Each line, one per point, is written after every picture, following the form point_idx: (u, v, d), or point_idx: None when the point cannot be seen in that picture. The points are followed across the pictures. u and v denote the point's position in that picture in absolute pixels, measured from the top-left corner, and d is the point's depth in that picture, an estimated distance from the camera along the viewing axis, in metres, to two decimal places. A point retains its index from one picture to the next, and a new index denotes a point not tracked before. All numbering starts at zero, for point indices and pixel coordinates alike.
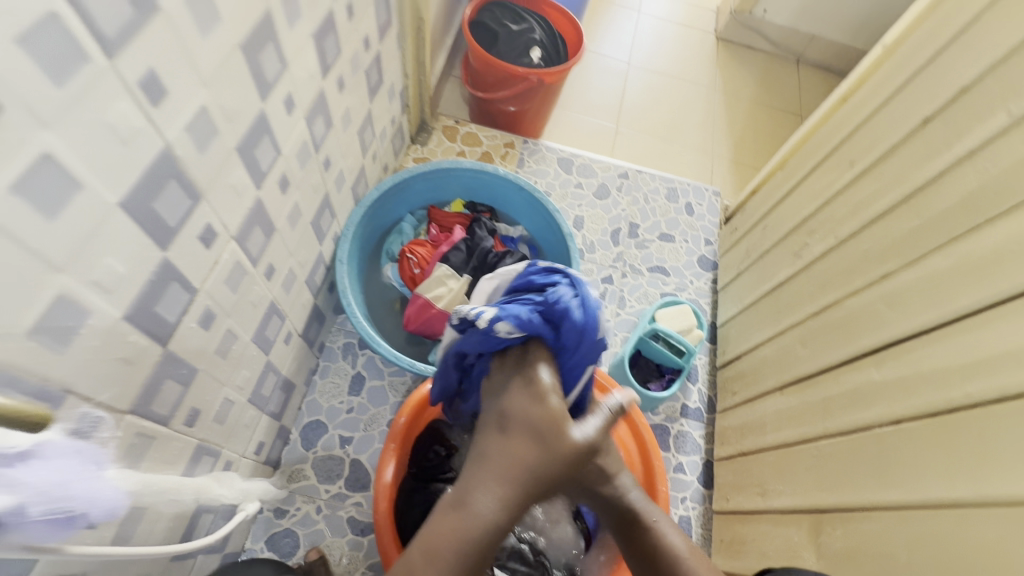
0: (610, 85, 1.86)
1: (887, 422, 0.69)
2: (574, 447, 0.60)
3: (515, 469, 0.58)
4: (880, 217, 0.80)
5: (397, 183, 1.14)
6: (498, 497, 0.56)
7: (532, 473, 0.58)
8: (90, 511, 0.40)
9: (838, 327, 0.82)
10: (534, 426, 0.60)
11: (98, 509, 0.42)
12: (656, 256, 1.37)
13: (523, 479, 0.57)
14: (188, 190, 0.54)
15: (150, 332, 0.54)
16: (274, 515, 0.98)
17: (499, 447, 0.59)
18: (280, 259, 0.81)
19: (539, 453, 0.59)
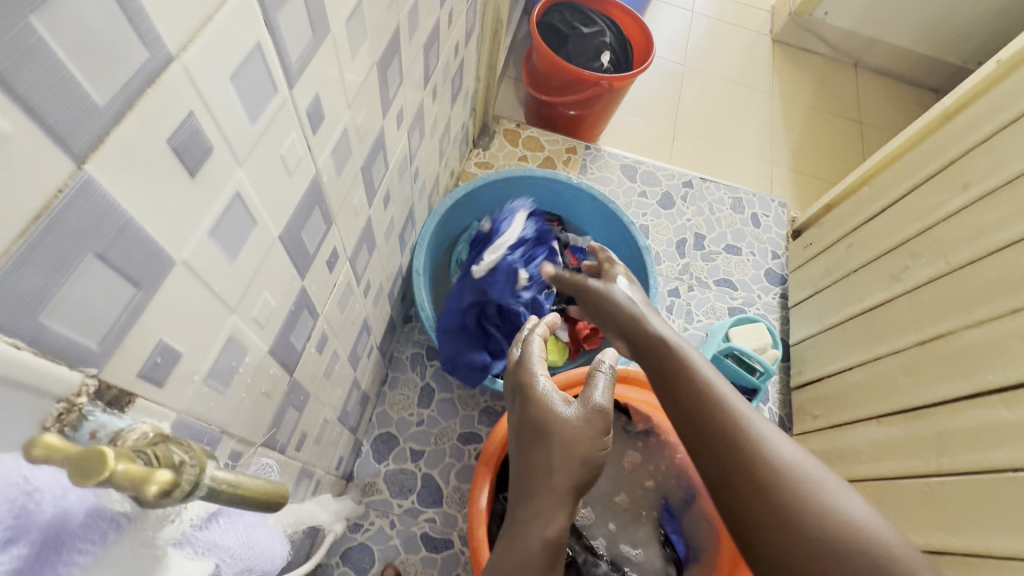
0: (665, 87, 1.81)
1: (1021, 466, 0.66)
2: (583, 418, 0.60)
3: (550, 482, 0.57)
4: (1008, 246, 0.76)
5: (471, 191, 1.11)
6: (539, 520, 0.55)
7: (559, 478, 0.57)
8: (264, 566, 0.38)
9: (954, 359, 0.79)
10: (536, 424, 0.61)
11: (268, 562, 0.39)
12: (723, 269, 1.34)
13: (559, 488, 0.56)
14: (325, 215, 0.52)
15: (284, 362, 0.52)
16: (349, 529, 0.96)
17: (520, 467, 0.59)
18: (375, 275, 0.79)
19: (556, 449, 0.58)
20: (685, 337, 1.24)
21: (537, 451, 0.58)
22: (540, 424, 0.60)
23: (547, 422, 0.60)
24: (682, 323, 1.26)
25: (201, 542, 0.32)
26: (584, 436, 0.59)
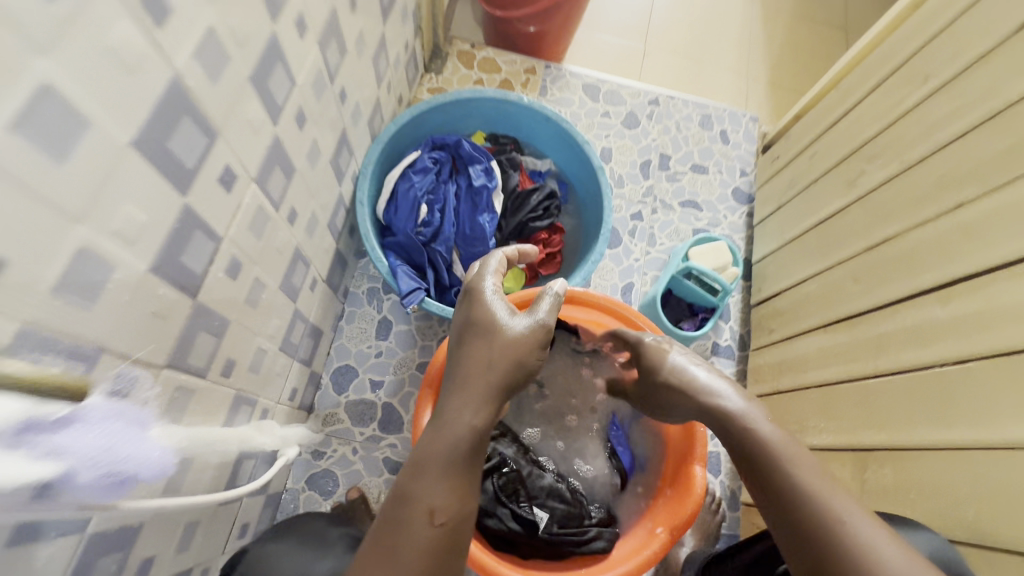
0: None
1: (949, 361, 0.65)
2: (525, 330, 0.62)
3: (487, 380, 0.59)
4: (958, 138, 0.72)
5: (416, 117, 1.05)
6: (467, 409, 0.58)
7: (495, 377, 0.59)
8: (139, 472, 0.44)
9: (899, 261, 0.77)
10: (479, 323, 0.62)
11: (146, 469, 0.45)
12: (688, 190, 1.30)
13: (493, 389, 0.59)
14: (202, 126, 0.48)
15: (178, 284, 0.51)
16: (312, 457, 1.00)
17: (454, 361, 0.62)
18: (302, 203, 0.76)
19: (494, 351, 0.60)
20: (647, 261, 1.23)
21: (475, 352, 0.60)
22: (483, 331, 0.61)
23: (491, 328, 0.62)
24: (644, 247, 1.24)
25: (46, 444, 0.36)
26: (521, 343, 0.61)
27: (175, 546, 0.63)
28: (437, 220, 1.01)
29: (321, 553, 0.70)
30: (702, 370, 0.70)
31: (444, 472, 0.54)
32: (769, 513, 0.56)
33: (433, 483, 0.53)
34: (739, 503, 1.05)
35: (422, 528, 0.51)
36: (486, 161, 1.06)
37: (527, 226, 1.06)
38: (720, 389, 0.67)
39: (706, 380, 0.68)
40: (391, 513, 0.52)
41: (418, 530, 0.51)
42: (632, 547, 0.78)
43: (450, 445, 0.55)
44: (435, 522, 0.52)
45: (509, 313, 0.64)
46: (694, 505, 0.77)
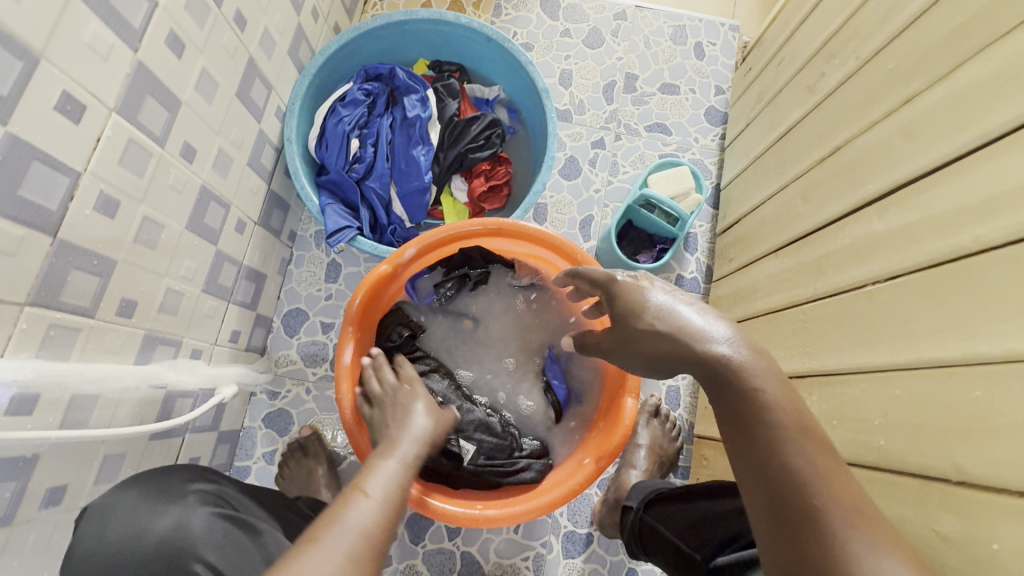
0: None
1: (881, 279, 0.59)
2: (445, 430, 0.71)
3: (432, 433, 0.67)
4: (916, 21, 0.62)
5: (346, 46, 0.98)
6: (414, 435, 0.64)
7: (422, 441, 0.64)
8: None
9: (847, 171, 0.69)
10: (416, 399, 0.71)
11: None
12: (656, 113, 1.19)
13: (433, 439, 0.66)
14: (12, 48, 0.46)
15: (23, 219, 0.50)
16: (267, 397, 1.03)
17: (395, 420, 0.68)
18: (201, 139, 0.74)
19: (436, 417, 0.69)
20: (608, 193, 1.15)
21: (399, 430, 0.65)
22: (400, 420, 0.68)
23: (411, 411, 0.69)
24: (606, 177, 1.16)
25: None
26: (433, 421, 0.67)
27: (94, 476, 0.66)
28: (370, 154, 0.98)
29: (165, 504, 0.56)
30: (695, 312, 0.54)
31: (401, 478, 0.57)
32: (756, 497, 0.45)
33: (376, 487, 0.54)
34: (694, 436, 1.02)
35: (364, 514, 0.50)
36: (422, 90, 1.01)
37: (467, 157, 1.01)
38: (717, 337, 0.52)
39: (699, 327, 0.53)
40: (334, 509, 0.50)
41: (360, 519, 0.49)
42: (557, 478, 0.77)
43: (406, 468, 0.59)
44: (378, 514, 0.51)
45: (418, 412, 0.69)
46: (622, 436, 0.75)
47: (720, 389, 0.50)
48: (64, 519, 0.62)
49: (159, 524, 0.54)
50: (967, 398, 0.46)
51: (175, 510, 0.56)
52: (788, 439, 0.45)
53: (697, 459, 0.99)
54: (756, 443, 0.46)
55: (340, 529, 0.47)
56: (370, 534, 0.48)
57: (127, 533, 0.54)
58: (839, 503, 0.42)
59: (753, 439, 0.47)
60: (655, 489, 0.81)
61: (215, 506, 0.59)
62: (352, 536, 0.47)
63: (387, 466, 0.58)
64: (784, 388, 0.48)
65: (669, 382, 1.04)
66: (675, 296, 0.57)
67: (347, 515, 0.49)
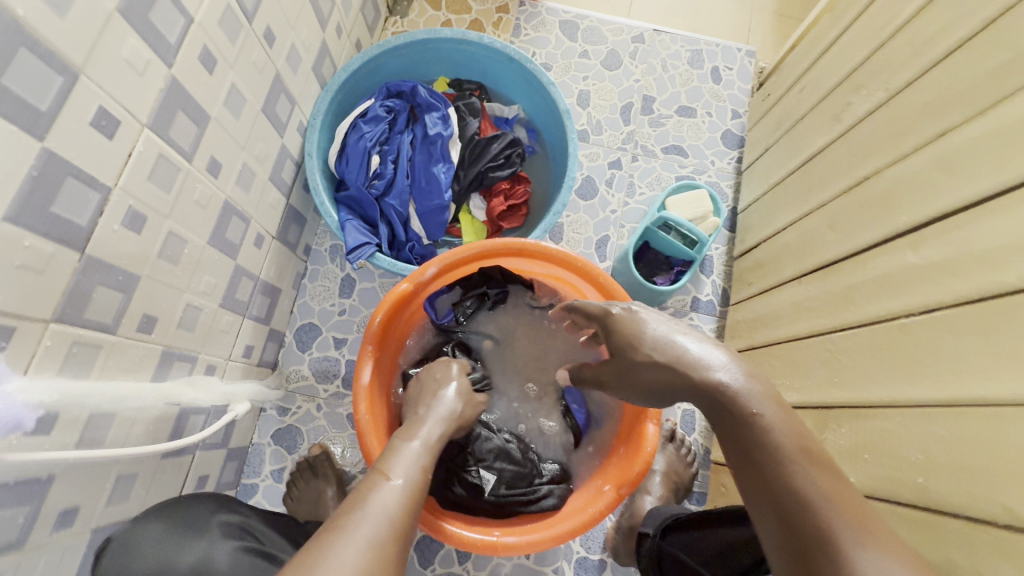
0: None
1: (916, 312, 0.58)
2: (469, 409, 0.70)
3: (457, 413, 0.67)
4: (946, 57, 0.63)
5: (369, 63, 0.98)
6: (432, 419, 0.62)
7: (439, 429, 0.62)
8: None
9: (877, 202, 0.69)
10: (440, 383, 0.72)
11: None
12: (673, 135, 1.20)
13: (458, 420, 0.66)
14: (52, 63, 0.45)
15: (53, 235, 0.49)
16: (277, 413, 1.01)
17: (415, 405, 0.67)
18: (227, 153, 0.73)
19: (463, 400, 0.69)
20: (625, 213, 1.15)
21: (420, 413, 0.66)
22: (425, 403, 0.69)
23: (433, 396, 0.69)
24: (622, 198, 1.16)
25: None
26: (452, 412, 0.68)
27: (107, 497, 0.64)
28: (390, 171, 0.98)
29: (192, 537, 0.57)
30: (693, 341, 0.53)
31: (424, 461, 0.54)
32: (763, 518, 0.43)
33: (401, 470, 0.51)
34: (710, 462, 1.01)
35: (391, 497, 0.47)
36: (444, 108, 1.01)
37: (487, 176, 1.01)
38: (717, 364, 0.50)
39: (697, 354, 0.51)
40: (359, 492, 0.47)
41: (388, 504, 0.47)
42: (577, 505, 0.75)
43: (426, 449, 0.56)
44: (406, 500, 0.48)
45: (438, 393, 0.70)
46: (644, 464, 0.73)
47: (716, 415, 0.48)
48: (73, 542, 0.60)
49: (184, 559, 0.55)
50: (1015, 439, 0.45)
51: (200, 544, 0.57)
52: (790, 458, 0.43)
53: (714, 486, 0.98)
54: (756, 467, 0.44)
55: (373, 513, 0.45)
56: (397, 517, 0.46)
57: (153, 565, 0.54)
58: (845, 520, 0.39)
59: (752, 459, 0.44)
60: (671, 514, 0.79)
61: (237, 539, 0.60)
62: (381, 519, 0.45)
63: (407, 450, 0.55)
64: (779, 404, 0.47)
65: (685, 406, 1.03)
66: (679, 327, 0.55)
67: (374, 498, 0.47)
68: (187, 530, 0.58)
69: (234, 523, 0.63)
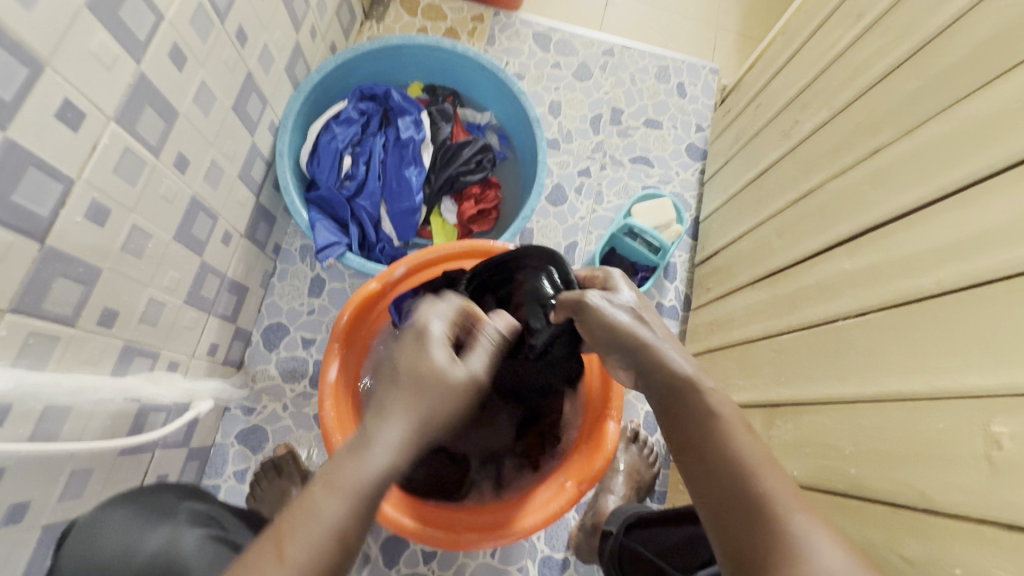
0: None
1: (850, 314, 0.63)
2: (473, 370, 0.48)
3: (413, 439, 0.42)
4: (879, 81, 0.69)
5: (342, 66, 0.99)
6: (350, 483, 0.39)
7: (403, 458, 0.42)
8: None
9: (817, 212, 0.74)
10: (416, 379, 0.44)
11: None
12: (640, 146, 1.24)
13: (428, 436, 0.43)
14: (18, 54, 0.46)
15: (14, 225, 0.49)
16: (242, 412, 1.00)
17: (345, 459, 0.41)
18: (195, 149, 0.73)
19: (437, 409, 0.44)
20: (593, 220, 1.18)
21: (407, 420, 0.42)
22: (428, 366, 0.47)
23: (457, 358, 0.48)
24: (590, 205, 1.19)
25: None
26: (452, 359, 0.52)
27: (60, 493, 0.63)
28: (362, 172, 0.99)
29: (156, 521, 0.57)
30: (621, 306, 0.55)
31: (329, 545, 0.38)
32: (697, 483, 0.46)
33: (303, 545, 0.37)
34: (670, 461, 1.04)
35: None
36: (417, 112, 1.03)
37: (458, 180, 1.03)
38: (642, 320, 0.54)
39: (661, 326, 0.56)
40: (279, 545, 0.37)
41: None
42: (539, 501, 0.77)
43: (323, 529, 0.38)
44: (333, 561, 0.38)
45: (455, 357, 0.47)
46: (603, 462, 0.77)
47: (673, 401, 0.48)
48: (23, 539, 0.59)
49: (149, 541, 0.55)
50: (929, 431, 0.50)
51: (166, 528, 0.57)
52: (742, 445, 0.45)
53: (674, 484, 1.01)
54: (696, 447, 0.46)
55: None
56: None
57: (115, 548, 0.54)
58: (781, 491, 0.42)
59: (693, 443, 0.46)
60: (635, 514, 0.81)
61: (204, 526, 0.59)
62: None
63: (326, 507, 0.38)
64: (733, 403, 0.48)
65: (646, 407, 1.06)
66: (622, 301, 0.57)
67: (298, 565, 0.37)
68: (153, 514, 0.58)
69: (201, 511, 0.62)
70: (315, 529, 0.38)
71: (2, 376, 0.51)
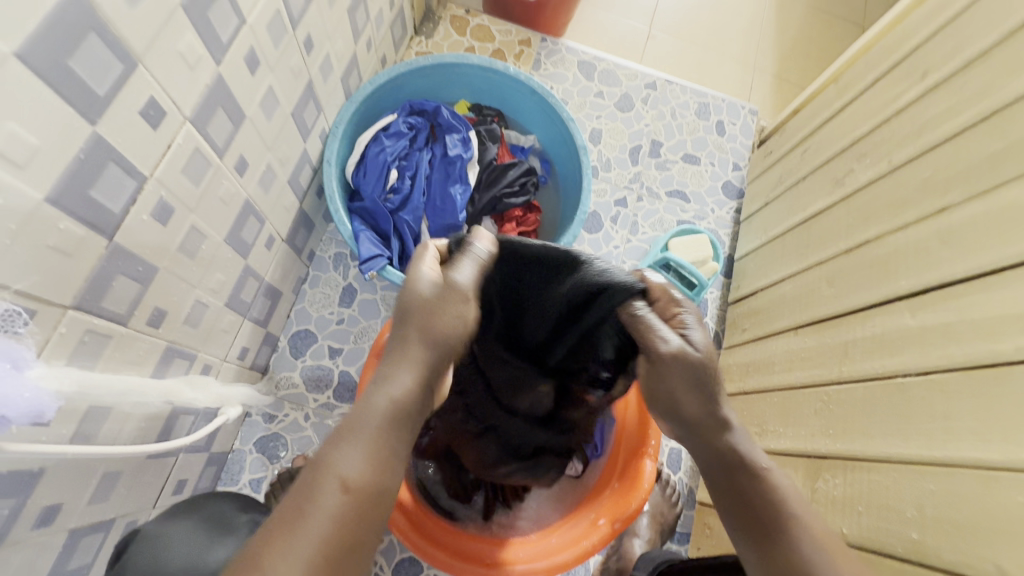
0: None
1: (913, 372, 0.62)
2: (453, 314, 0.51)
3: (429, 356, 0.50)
4: (946, 140, 0.70)
5: (395, 79, 1.00)
6: (341, 447, 0.45)
7: (407, 395, 0.48)
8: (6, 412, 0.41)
9: (875, 265, 0.74)
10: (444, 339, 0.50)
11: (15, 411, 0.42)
12: (677, 180, 1.25)
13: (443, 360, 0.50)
14: (117, 50, 0.45)
15: (87, 220, 0.48)
16: (263, 419, 0.98)
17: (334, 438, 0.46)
18: (255, 153, 0.73)
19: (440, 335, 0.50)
20: (627, 250, 1.18)
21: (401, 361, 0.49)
22: (455, 320, 0.51)
23: (447, 280, 0.53)
24: (625, 235, 1.19)
25: None
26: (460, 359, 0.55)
27: (88, 496, 0.61)
28: (407, 187, 0.99)
29: (214, 539, 0.62)
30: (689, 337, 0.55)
31: (324, 482, 0.43)
32: (742, 546, 0.51)
33: (307, 499, 0.42)
34: (696, 502, 1.01)
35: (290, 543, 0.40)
36: (465, 131, 1.04)
37: (501, 202, 1.03)
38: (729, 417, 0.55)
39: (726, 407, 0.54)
40: (293, 503, 0.42)
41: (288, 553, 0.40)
42: (568, 537, 0.75)
43: (321, 489, 0.43)
44: (335, 504, 0.42)
45: (444, 280, 0.53)
46: (641, 499, 0.75)
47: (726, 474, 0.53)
48: (49, 542, 0.56)
49: (206, 561, 0.59)
50: (1004, 502, 0.49)
51: (225, 545, 0.61)
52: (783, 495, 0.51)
53: (698, 526, 0.99)
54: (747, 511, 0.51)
55: (303, 553, 0.40)
56: None
57: (181, 563, 0.59)
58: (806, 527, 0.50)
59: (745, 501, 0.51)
60: (666, 560, 0.81)
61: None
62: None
63: (335, 462, 0.44)
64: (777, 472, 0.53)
65: (672, 443, 1.04)
66: (692, 320, 0.57)
67: (315, 515, 0.42)
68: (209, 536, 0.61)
69: (262, 526, 0.67)
70: (325, 481, 0.43)
71: (70, 374, 0.51)
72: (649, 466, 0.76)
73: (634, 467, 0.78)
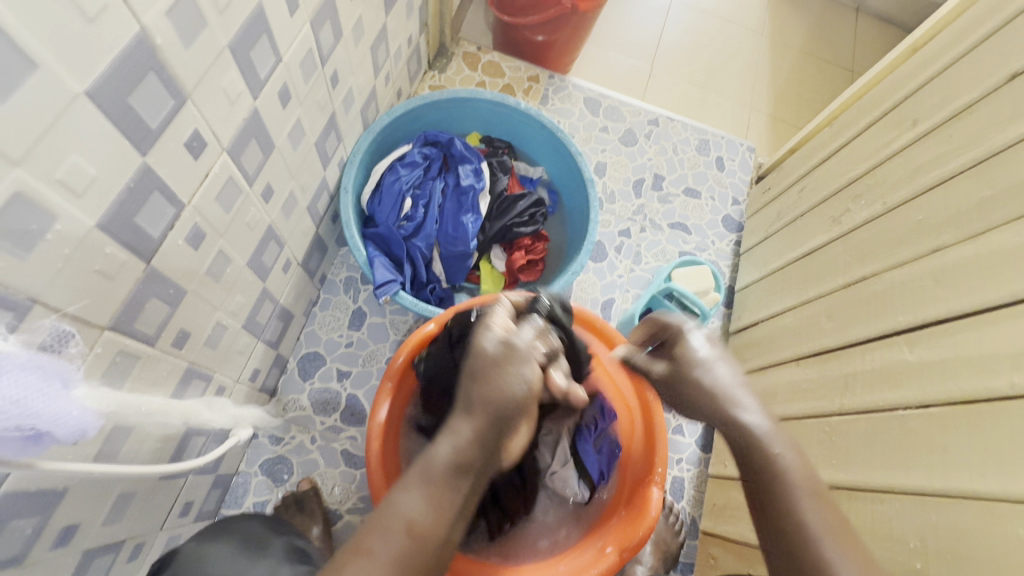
0: (655, 6, 1.62)
1: (912, 406, 0.65)
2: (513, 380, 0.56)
3: (490, 407, 0.54)
4: (940, 183, 0.74)
5: (411, 112, 1.04)
6: (406, 490, 0.53)
7: (467, 446, 0.54)
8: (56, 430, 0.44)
9: (874, 300, 0.77)
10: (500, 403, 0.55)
11: (64, 429, 0.45)
12: (679, 213, 1.29)
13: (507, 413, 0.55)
14: (170, 87, 0.48)
15: (130, 246, 0.50)
16: (269, 442, 0.99)
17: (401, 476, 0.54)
18: (280, 181, 0.76)
19: (499, 394, 0.55)
20: (631, 279, 1.21)
21: (468, 417, 0.55)
22: (519, 382, 0.56)
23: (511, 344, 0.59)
24: (628, 264, 1.22)
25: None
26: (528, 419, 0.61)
27: (104, 516, 0.61)
28: (420, 215, 1.02)
29: (227, 562, 0.62)
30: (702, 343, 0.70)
31: (386, 526, 0.50)
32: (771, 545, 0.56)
33: (381, 540, 0.50)
34: (699, 531, 1.02)
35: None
36: (477, 162, 1.08)
37: (511, 230, 1.07)
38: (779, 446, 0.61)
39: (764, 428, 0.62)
40: (363, 539, 0.50)
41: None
42: (577, 564, 0.76)
43: (384, 530, 0.50)
44: (406, 549, 0.50)
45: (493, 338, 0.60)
46: (647, 528, 0.75)
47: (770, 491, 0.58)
48: (63, 562, 0.57)
49: None
50: (1003, 532, 0.50)
51: (267, 563, 0.63)
52: (795, 490, 0.58)
53: (702, 556, 0.99)
54: (790, 534, 0.55)
55: None
56: None
57: None
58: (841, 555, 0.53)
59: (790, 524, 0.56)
60: None
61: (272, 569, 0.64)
62: None
63: (400, 502, 0.52)
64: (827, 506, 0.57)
65: (675, 471, 1.05)
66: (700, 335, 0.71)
67: (380, 554, 0.49)
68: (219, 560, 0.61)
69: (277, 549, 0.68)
70: (391, 525, 0.50)
71: (104, 394, 0.53)
72: (656, 494, 0.77)
73: (642, 494, 0.79)
